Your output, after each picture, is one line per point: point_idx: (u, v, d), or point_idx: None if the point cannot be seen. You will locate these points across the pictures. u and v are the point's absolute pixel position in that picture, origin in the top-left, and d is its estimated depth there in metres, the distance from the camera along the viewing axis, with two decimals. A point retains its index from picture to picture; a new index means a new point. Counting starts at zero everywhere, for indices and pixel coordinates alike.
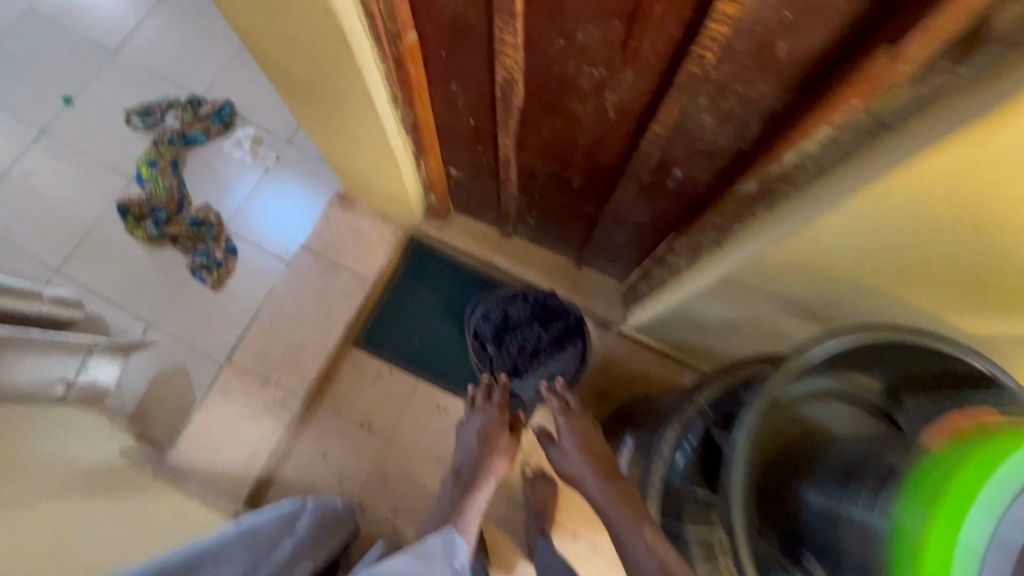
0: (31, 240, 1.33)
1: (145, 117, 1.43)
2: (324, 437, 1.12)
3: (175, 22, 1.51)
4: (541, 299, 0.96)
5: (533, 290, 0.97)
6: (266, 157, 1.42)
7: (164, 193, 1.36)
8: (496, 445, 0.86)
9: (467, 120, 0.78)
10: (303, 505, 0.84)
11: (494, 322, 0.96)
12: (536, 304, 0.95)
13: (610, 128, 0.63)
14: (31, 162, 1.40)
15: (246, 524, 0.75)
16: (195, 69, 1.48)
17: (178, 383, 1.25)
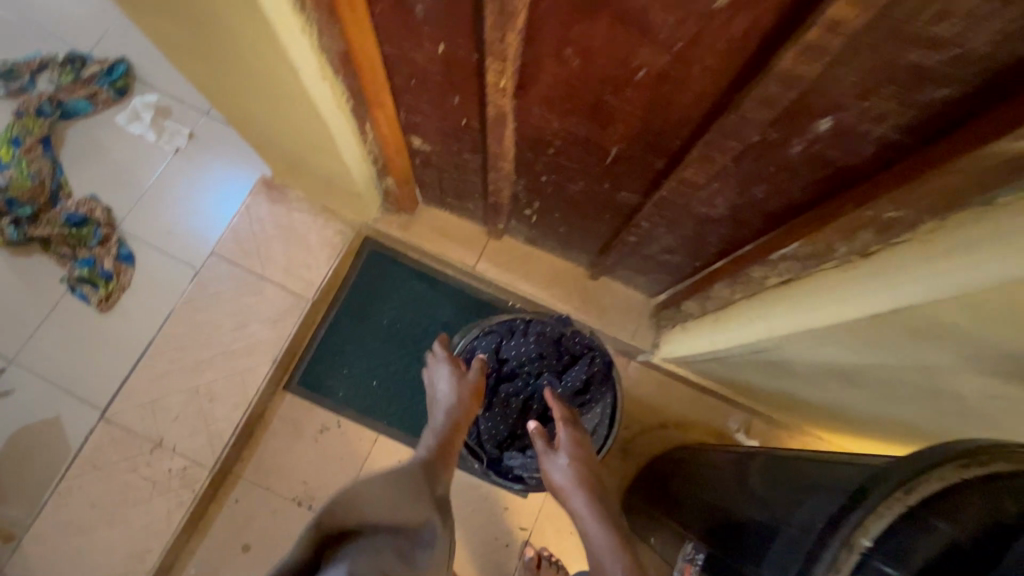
0: None
1: (7, 80, 1.07)
2: (244, 521, 0.81)
3: None
4: (544, 333, 0.73)
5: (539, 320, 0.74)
6: (175, 133, 1.07)
7: (27, 182, 1.01)
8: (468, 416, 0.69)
9: (434, 48, 0.46)
10: None
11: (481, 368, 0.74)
12: (537, 342, 0.72)
13: (707, 40, 0.33)
14: None
15: None
16: (80, 16, 1.11)
17: (43, 444, 0.90)
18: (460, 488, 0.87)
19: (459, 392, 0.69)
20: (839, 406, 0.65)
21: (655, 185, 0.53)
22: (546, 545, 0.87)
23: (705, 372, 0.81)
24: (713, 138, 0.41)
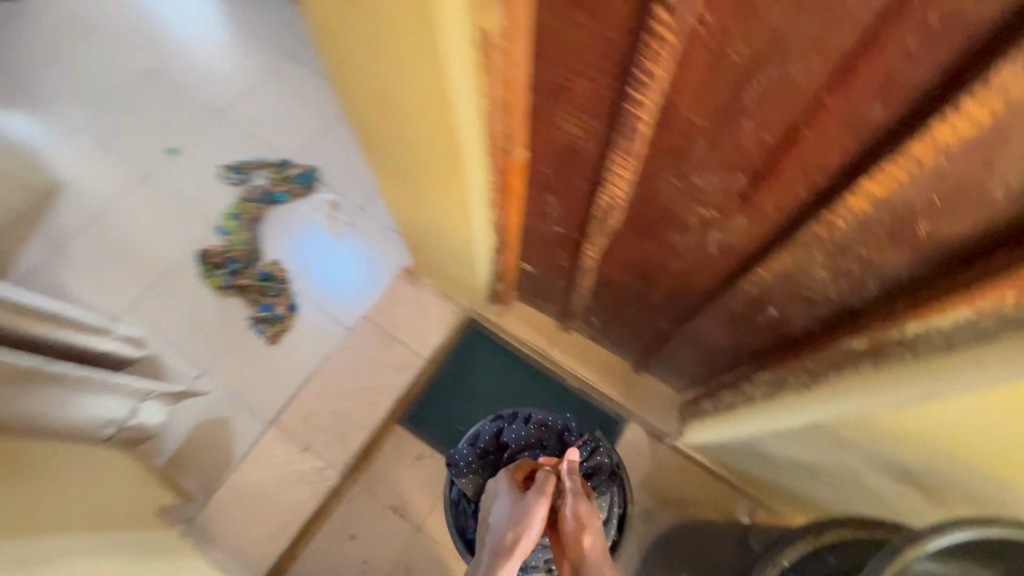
0: (113, 276, 1.41)
1: (237, 174, 1.53)
2: (354, 517, 1.08)
3: (274, 88, 1.62)
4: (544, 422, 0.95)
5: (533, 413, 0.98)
6: (340, 223, 1.48)
7: (240, 246, 1.44)
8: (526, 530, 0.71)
9: (554, 228, 0.79)
10: None
11: (476, 451, 0.95)
12: (535, 428, 0.94)
13: (705, 262, 0.63)
14: (128, 203, 1.50)
15: None
16: (290, 134, 1.59)
17: (216, 435, 1.24)
18: None
19: (523, 506, 0.75)
20: (814, 497, 0.86)
21: (680, 320, 0.82)
22: None
23: (715, 458, 1.05)
24: (712, 304, 0.70)
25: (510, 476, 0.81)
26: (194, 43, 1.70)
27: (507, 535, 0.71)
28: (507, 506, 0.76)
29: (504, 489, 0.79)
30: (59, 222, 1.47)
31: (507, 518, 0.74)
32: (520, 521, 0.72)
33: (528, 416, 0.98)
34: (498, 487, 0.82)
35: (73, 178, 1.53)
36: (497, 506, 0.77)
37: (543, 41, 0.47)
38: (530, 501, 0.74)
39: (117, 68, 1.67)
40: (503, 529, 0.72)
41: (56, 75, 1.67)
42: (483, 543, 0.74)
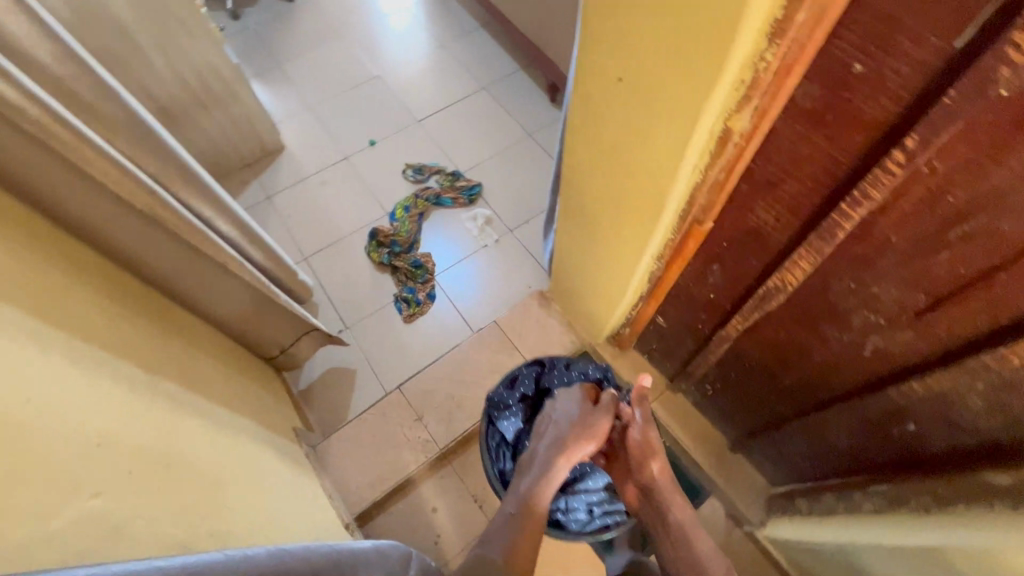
0: (301, 230, 1.70)
1: (416, 174, 1.78)
2: (440, 492, 1.20)
3: (467, 117, 1.93)
4: (584, 372, 1.14)
5: (574, 362, 1.15)
6: (489, 237, 1.66)
7: (404, 234, 1.65)
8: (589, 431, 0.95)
9: (707, 294, 0.87)
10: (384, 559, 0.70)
11: (518, 392, 1.12)
12: (576, 377, 1.12)
13: (856, 363, 0.68)
14: (328, 175, 1.81)
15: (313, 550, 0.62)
16: (467, 153, 1.84)
17: (344, 383, 1.43)
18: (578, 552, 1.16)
19: (583, 416, 0.97)
20: None
21: (804, 413, 0.85)
22: None
23: (796, 560, 1.04)
24: (849, 406, 0.73)
25: (581, 391, 1.01)
26: (412, 66, 2.05)
27: (580, 434, 0.94)
28: (578, 413, 0.98)
29: (574, 400, 1.00)
30: (273, 178, 1.80)
31: (577, 421, 0.97)
32: (588, 428, 0.96)
33: (566, 365, 1.15)
34: (563, 395, 1.02)
35: (293, 146, 1.87)
36: (565, 410, 0.99)
37: (774, 146, 0.59)
38: (598, 416, 0.97)
39: (349, 71, 2.05)
40: (573, 429, 0.96)
41: (302, 65, 2.06)
42: (550, 430, 0.97)
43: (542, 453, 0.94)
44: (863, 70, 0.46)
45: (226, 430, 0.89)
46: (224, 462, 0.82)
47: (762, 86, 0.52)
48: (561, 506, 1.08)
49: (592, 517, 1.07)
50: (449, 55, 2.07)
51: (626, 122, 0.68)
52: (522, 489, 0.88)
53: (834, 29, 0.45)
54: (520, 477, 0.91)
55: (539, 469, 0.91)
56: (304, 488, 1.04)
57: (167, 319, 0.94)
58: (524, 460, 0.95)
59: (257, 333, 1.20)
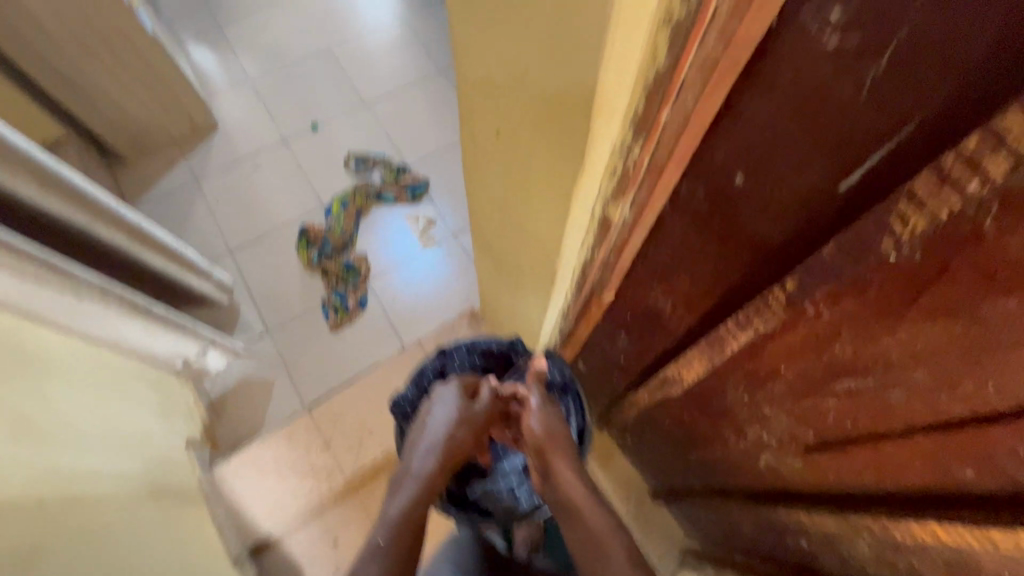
0: (229, 220, 1.58)
1: (359, 165, 1.66)
2: (342, 523, 1.14)
3: (421, 103, 1.78)
4: (486, 350, 0.88)
5: (476, 342, 0.89)
6: (431, 240, 1.56)
7: (338, 233, 1.54)
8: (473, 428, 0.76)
9: (618, 357, 0.79)
10: None
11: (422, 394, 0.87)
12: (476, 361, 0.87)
13: (752, 468, 0.61)
14: (263, 159, 1.67)
15: None
16: (417, 145, 1.71)
17: (259, 394, 1.35)
18: None
19: (470, 414, 0.77)
20: None
21: (710, 491, 0.78)
22: None
23: None
24: (745, 505, 0.66)
25: (463, 382, 0.81)
26: (367, 41, 1.88)
27: (456, 430, 0.75)
28: (462, 410, 0.77)
29: (450, 393, 0.78)
30: (204, 158, 1.66)
31: (456, 418, 0.76)
32: (475, 425, 0.77)
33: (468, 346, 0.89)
34: (438, 389, 0.81)
35: (229, 123, 1.72)
36: (440, 406, 0.77)
37: (663, 238, 0.49)
38: (484, 407, 0.78)
39: (298, 41, 1.87)
40: (453, 433, 0.75)
41: (246, 31, 1.88)
42: (424, 437, 0.75)
43: (416, 463, 0.72)
44: (744, 184, 0.36)
45: (90, 468, 0.81)
46: (78, 511, 0.74)
47: (636, 180, 0.42)
48: (482, 496, 0.88)
49: (517, 501, 0.88)
50: (409, 32, 1.90)
51: (514, 179, 0.58)
52: (389, 516, 0.65)
53: (711, 132, 0.35)
54: (389, 501, 0.68)
55: (413, 485, 0.70)
56: (187, 522, 0.97)
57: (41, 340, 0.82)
58: (394, 473, 0.73)
59: (154, 351, 1.10)
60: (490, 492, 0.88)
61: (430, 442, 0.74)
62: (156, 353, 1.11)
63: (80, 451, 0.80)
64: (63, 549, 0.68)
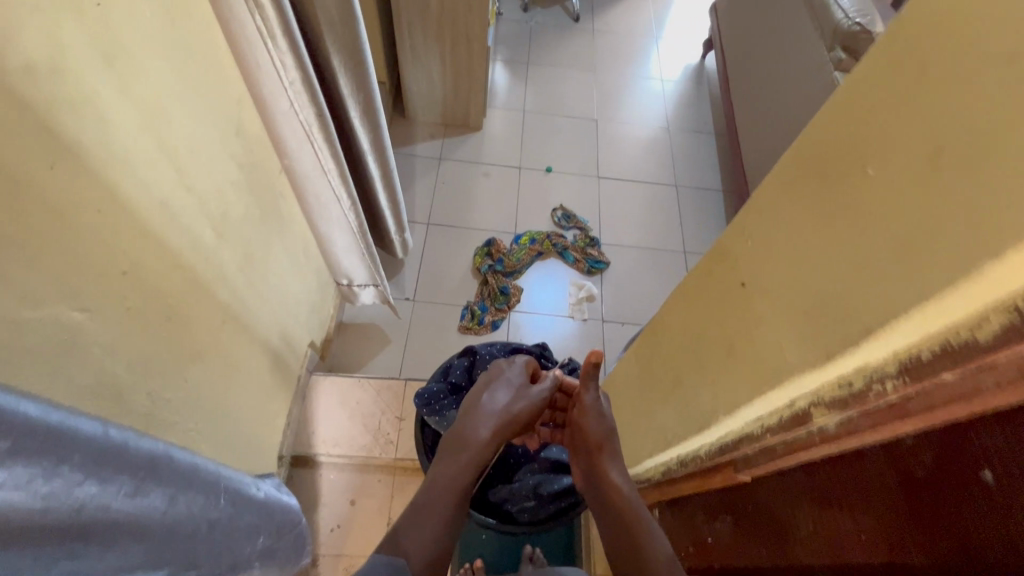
0: (441, 200, 1.81)
1: (562, 219, 1.80)
2: (367, 491, 1.19)
3: (641, 201, 1.89)
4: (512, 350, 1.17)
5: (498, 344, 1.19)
6: (581, 313, 1.63)
7: (513, 260, 1.67)
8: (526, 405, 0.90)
9: (707, 533, 0.74)
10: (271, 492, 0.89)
11: (449, 385, 1.14)
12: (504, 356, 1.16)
13: None
14: (494, 171, 1.90)
15: (244, 478, 0.79)
16: (617, 232, 1.81)
17: (374, 342, 1.50)
18: None
19: (525, 398, 0.91)
20: None
21: None
22: None
23: None
24: None
25: (522, 362, 0.96)
26: (630, 130, 2.07)
27: (509, 409, 0.89)
28: (516, 392, 0.91)
29: (512, 373, 0.93)
30: (455, 147, 1.93)
31: (515, 395, 0.90)
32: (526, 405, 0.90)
33: (505, 344, 1.20)
34: (502, 364, 0.96)
35: (488, 133, 1.99)
36: (499, 388, 0.91)
37: (851, 469, 0.46)
38: (539, 392, 0.91)
39: (575, 102, 2.12)
40: (508, 412, 0.88)
41: (543, 73, 2.19)
42: (481, 410, 0.88)
43: (471, 431, 0.85)
44: (993, 482, 0.34)
45: (256, 323, 0.95)
46: (231, 349, 0.87)
47: (865, 404, 0.41)
48: (507, 496, 1.09)
49: (540, 498, 1.08)
50: (666, 141, 2.05)
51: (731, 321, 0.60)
52: (444, 475, 0.80)
53: (987, 417, 0.34)
54: (444, 462, 0.82)
55: (465, 451, 0.83)
56: (275, 405, 1.08)
57: (285, 205, 1.02)
58: (450, 432, 0.87)
59: (338, 259, 1.28)
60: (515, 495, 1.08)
61: (481, 421, 0.86)
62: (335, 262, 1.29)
63: (257, 305, 0.95)
64: (207, 374, 0.80)
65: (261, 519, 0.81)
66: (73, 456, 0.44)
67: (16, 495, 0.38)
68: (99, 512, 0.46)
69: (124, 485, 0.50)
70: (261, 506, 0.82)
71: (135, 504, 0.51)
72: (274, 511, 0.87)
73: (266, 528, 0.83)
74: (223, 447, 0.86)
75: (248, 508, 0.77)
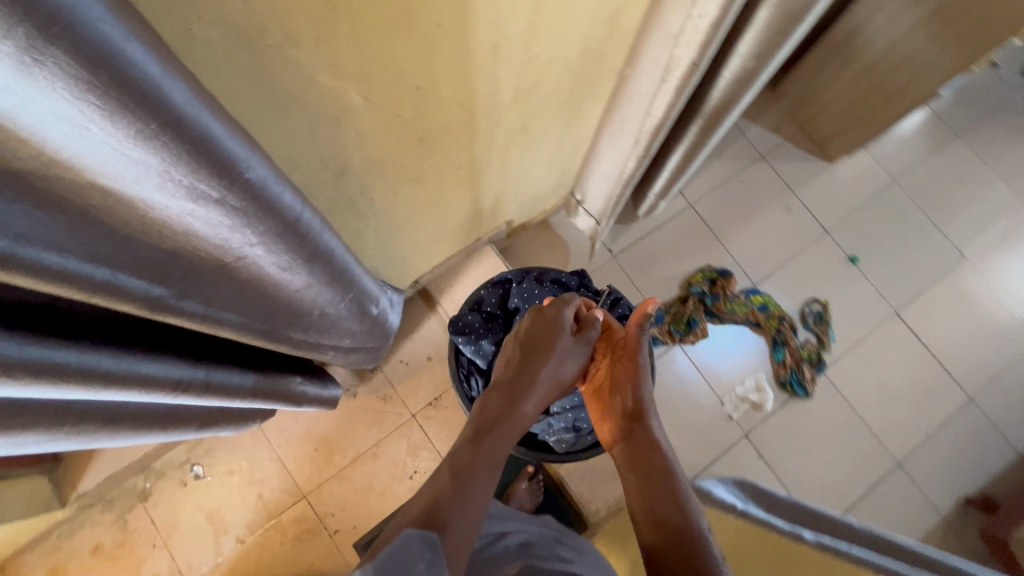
0: (724, 193, 1.56)
1: (813, 318, 1.47)
2: (443, 361, 1.25)
3: (911, 375, 1.45)
4: (557, 279, 1.13)
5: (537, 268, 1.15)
6: (733, 408, 1.39)
7: (727, 308, 1.43)
8: (570, 363, 0.87)
9: None
10: (384, 316, 0.95)
11: (483, 316, 1.11)
12: (550, 286, 1.13)
13: None
14: (799, 213, 1.56)
15: (375, 297, 0.84)
16: (852, 381, 1.44)
17: (553, 258, 1.45)
18: (383, 499, 1.17)
19: (574, 359, 0.88)
20: None
21: None
22: (313, 540, 1.15)
23: None
24: None
25: (569, 310, 0.90)
26: (988, 301, 1.52)
27: (557, 375, 0.86)
28: (566, 359, 0.87)
29: (560, 325, 0.88)
30: (789, 156, 1.61)
31: (563, 362, 0.87)
32: (572, 368, 0.88)
33: (539, 275, 1.14)
34: (547, 317, 0.89)
35: (835, 171, 1.60)
36: (552, 355, 0.86)
37: None
38: (585, 347, 0.89)
39: (962, 219, 1.58)
40: (554, 380, 0.86)
41: (964, 160, 1.63)
42: (532, 381, 0.84)
43: (521, 403, 0.83)
44: None
45: (478, 181, 0.94)
46: (444, 189, 0.88)
47: None
48: (543, 428, 1.07)
49: (578, 436, 1.06)
50: (1013, 348, 1.49)
51: None
52: (488, 444, 0.78)
53: None
54: (486, 424, 0.81)
55: (514, 422, 0.82)
56: (443, 246, 1.12)
57: (590, 103, 0.93)
58: (492, 393, 0.85)
59: (590, 176, 1.19)
60: (550, 429, 1.06)
61: (529, 394, 0.84)
62: (586, 177, 1.21)
63: (493, 169, 0.93)
64: (412, 197, 0.82)
65: (358, 331, 0.88)
66: (259, 225, 0.45)
67: (199, 226, 0.41)
68: (251, 267, 0.51)
69: (283, 261, 0.53)
70: (366, 323, 0.88)
71: (280, 274, 0.55)
72: (375, 329, 0.95)
73: (361, 336, 0.91)
74: (381, 253, 0.92)
75: (358, 319, 0.83)
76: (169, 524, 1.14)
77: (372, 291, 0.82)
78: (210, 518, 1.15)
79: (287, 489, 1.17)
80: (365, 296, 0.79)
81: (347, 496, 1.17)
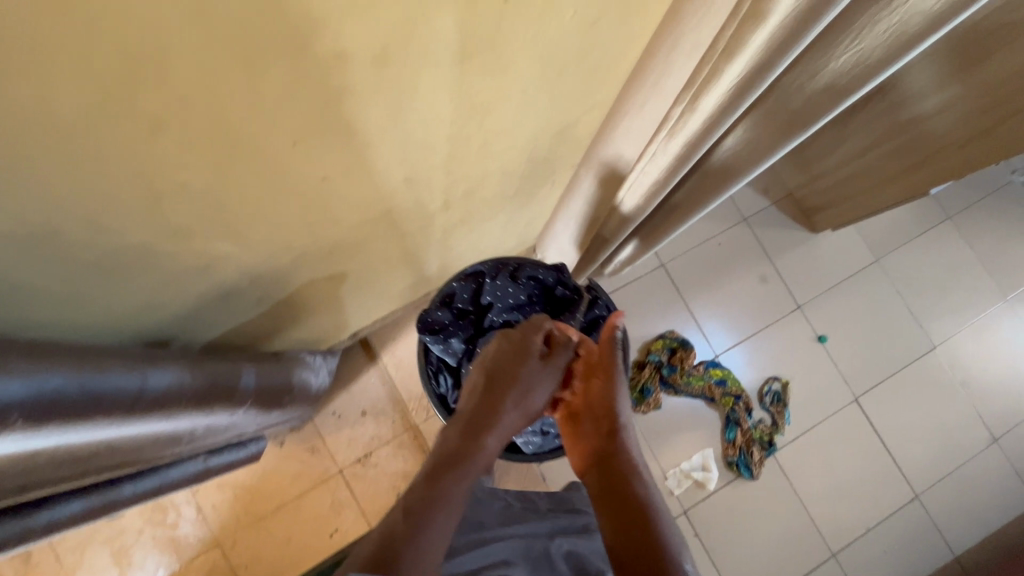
0: (700, 255, 1.49)
1: (771, 397, 1.42)
2: (379, 416, 1.20)
3: (861, 467, 1.42)
4: (535, 274, 0.96)
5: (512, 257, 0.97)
6: (676, 484, 1.36)
7: (683, 381, 1.38)
8: (539, 388, 0.78)
9: None
10: (302, 397, 0.92)
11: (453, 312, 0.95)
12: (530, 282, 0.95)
13: None
14: (774, 285, 1.50)
15: (282, 392, 0.81)
16: (801, 467, 1.41)
17: None
18: (299, 555, 1.14)
19: (542, 386, 0.78)
20: None
21: None
22: None
23: None
24: None
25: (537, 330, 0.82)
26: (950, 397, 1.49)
27: (525, 405, 0.76)
28: (534, 386, 0.78)
29: (530, 346, 0.79)
30: (772, 223, 1.53)
31: (531, 389, 0.77)
32: (541, 393, 0.78)
33: (516, 267, 0.96)
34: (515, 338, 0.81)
35: (817, 243, 1.54)
36: (519, 382, 0.76)
37: None
38: (556, 369, 0.80)
39: (940, 309, 1.53)
40: (521, 411, 0.76)
41: (951, 246, 1.57)
42: (497, 413, 0.73)
43: (485, 438, 0.71)
44: None
45: (415, 263, 0.88)
46: (372, 276, 0.82)
47: None
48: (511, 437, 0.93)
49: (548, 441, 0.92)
50: (968, 450, 1.46)
51: None
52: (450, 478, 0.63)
53: None
54: (446, 462, 0.66)
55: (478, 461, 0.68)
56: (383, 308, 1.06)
57: (544, 192, 0.86)
58: (452, 424, 0.73)
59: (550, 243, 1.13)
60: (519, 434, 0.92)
61: (495, 427, 0.72)
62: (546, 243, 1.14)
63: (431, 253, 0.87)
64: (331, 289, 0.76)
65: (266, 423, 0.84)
66: (71, 430, 0.40)
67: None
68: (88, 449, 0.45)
69: (130, 431, 0.48)
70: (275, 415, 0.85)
71: (131, 438, 0.50)
72: (292, 410, 0.92)
73: (272, 422, 0.87)
74: (302, 330, 0.86)
75: (262, 419, 0.79)
76: (74, 559, 1.10)
77: (273, 393, 0.78)
78: (118, 557, 1.11)
79: (202, 533, 1.13)
80: (263, 402, 0.75)
81: (263, 547, 1.13)
